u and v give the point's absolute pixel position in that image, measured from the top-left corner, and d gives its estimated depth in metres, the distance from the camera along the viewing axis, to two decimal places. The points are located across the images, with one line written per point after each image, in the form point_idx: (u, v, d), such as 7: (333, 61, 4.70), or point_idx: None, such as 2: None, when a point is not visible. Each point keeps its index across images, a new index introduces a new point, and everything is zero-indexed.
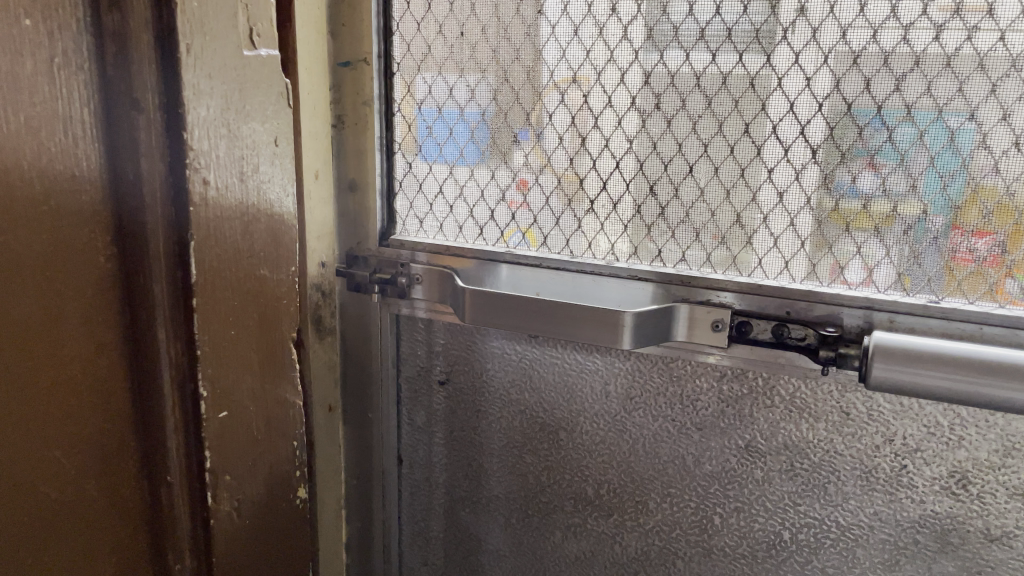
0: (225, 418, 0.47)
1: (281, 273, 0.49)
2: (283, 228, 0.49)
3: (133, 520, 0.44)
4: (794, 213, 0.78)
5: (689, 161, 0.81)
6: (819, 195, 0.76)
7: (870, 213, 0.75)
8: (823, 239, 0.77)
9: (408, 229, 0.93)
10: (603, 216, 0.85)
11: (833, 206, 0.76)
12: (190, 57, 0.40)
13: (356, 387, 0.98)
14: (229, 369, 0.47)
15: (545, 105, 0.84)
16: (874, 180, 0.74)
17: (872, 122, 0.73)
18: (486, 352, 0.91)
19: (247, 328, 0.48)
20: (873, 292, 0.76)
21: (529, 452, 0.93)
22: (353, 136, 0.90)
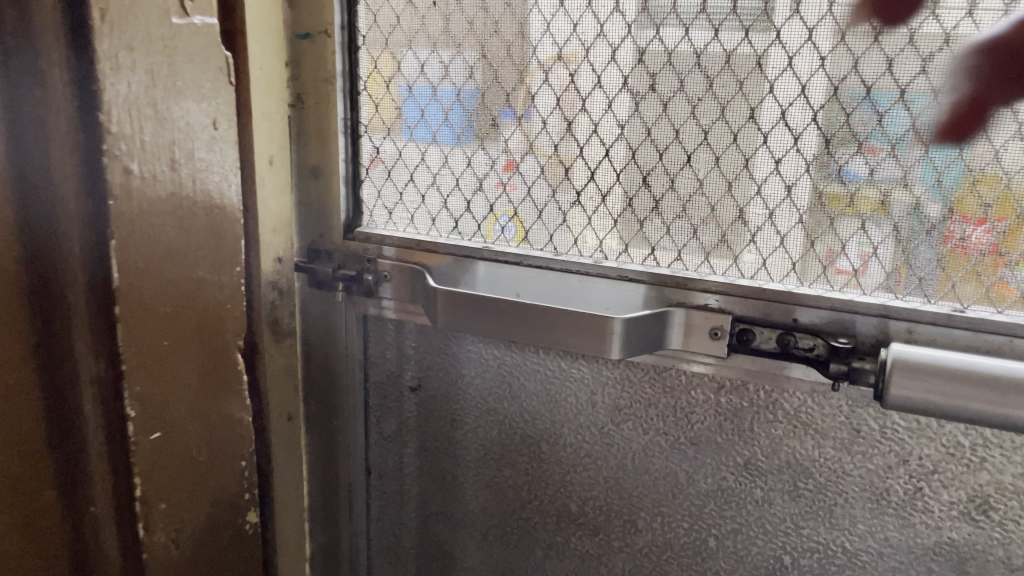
0: (160, 404, 0.50)
1: (222, 269, 0.54)
2: (227, 226, 0.54)
3: (40, 499, 0.47)
4: (803, 208, 0.70)
5: (687, 150, 0.72)
6: (832, 187, 0.68)
7: (890, 208, 0.67)
8: (835, 237, 0.69)
9: (376, 221, 0.84)
10: (591, 209, 0.77)
11: (849, 201, 0.68)
12: (106, 24, 0.42)
13: (318, 395, 0.89)
14: (156, 363, 0.49)
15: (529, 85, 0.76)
16: (894, 170, 0.66)
17: (894, 109, 0.65)
18: (462, 358, 0.83)
19: (178, 323, 0.51)
20: (891, 298, 0.68)
21: (508, 466, 0.85)
22: (315, 117, 0.80)
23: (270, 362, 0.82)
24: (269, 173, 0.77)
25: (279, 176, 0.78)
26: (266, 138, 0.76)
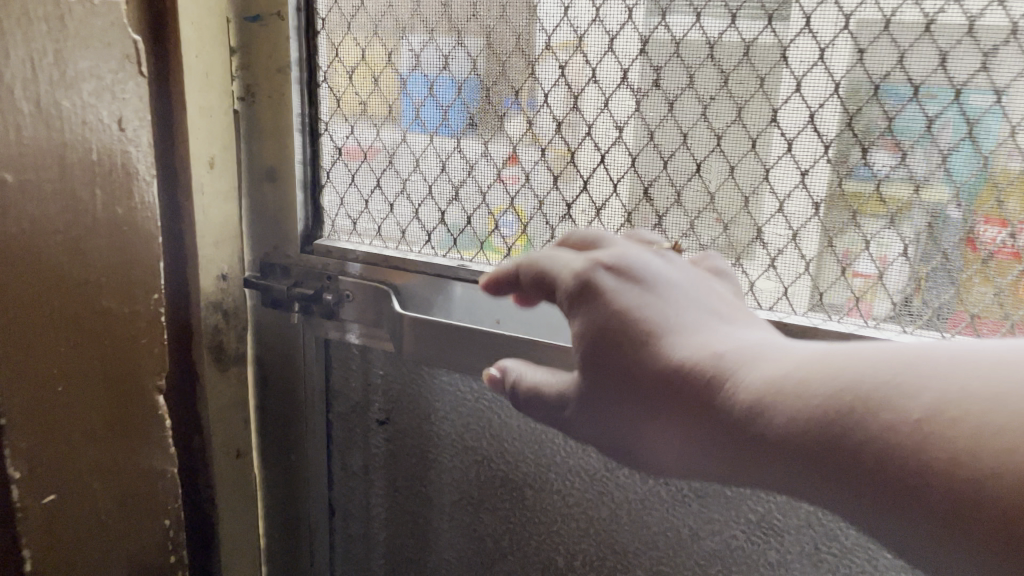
0: (48, 413, 0.48)
1: (141, 266, 0.52)
2: (128, 230, 0.50)
3: None
4: (822, 211, 0.57)
5: (696, 157, 0.60)
6: (853, 178, 0.55)
7: (922, 204, 0.54)
8: (858, 239, 0.56)
9: (339, 232, 0.73)
10: (583, 226, 0.64)
11: (873, 193, 0.55)
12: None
13: (274, 426, 0.79)
14: (53, 369, 0.47)
15: (540, 74, 0.62)
16: (930, 161, 0.53)
17: (911, 105, 0.53)
18: (435, 389, 0.73)
19: (84, 331, 0.49)
20: (902, 329, 0.56)
21: (487, 511, 0.75)
22: (268, 114, 0.69)
23: (214, 390, 0.72)
24: (209, 175, 0.67)
25: (220, 182, 0.69)
26: (202, 134, 0.66)
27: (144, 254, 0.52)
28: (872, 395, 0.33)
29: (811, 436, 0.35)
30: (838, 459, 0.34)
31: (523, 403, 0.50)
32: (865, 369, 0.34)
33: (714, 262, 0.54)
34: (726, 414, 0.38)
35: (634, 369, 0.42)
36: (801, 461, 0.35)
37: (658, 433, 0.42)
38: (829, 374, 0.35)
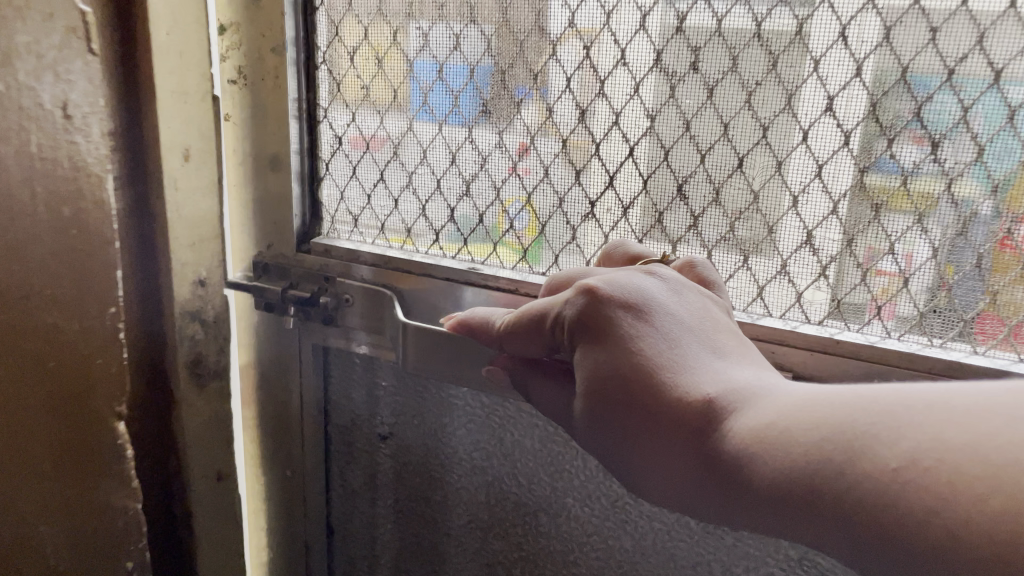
0: None
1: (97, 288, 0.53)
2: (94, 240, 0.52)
3: None
4: (884, 208, 0.50)
5: (738, 152, 0.52)
6: (920, 177, 0.48)
7: (998, 208, 0.47)
8: (924, 245, 0.49)
9: (339, 229, 0.66)
10: (608, 226, 0.57)
11: (943, 192, 0.48)
12: None
13: (269, 438, 0.73)
14: None
15: (563, 55, 0.55)
16: (1011, 160, 0.46)
17: (990, 94, 0.45)
18: (442, 403, 0.66)
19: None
20: (975, 352, 0.49)
21: (498, 539, 0.68)
22: (262, 98, 0.62)
23: (195, 418, 0.65)
24: (188, 169, 0.59)
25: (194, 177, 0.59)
26: (185, 117, 0.57)
27: (110, 268, 0.52)
28: (849, 444, 0.36)
29: (798, 479, 0.37)
30: (812, 499, 0.36)
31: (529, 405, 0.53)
32: (842, 414, 0.37)
33: (704, 271, 0.51)
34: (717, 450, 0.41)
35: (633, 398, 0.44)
36: (790, 502, 0.37)
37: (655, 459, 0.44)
38: (810, 424, 0.38)
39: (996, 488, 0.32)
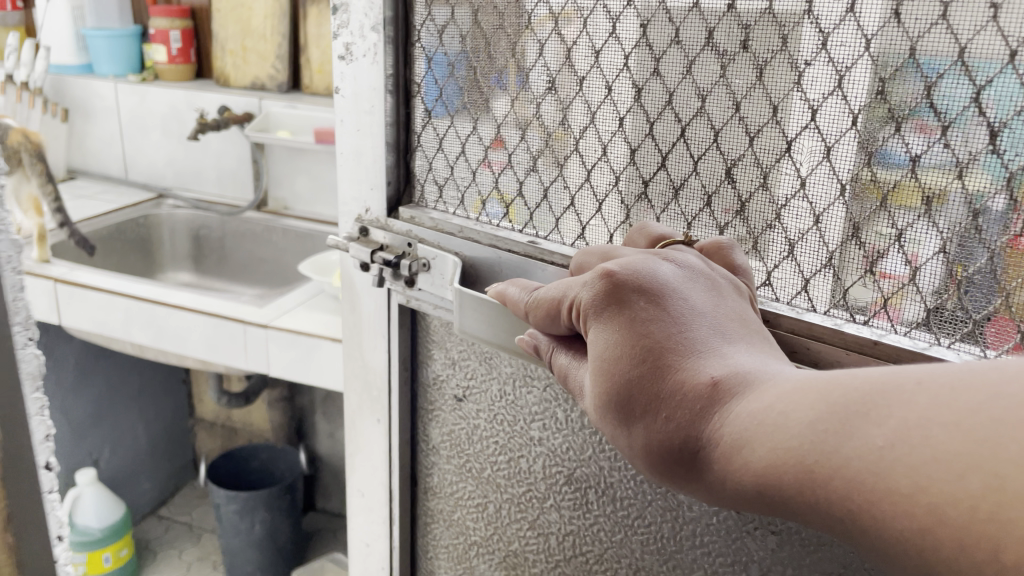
0: None
1: None
2: None
3: None
4: (935, 201, 0.45)
5: (787, 135, 0.50)
6: (977, 167, 0.44)
7: None
8: (979, 243, 0.44)
9: (427, 198, 0.70)
10: (659, 206, 0.57)
11: (1001, 186, 0.43)
12: None
13: (361, 388, 0.79)
14: None
15: (623, 34, 0.55)
16: None
17: None
18: (509, 370, 0.69)
19: None
20: None
21: (553, 509, 0.69)
22: (363, 74, 0.67)
23: None
24: None
25: None
26: None
27: None
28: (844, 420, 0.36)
29: (799, 455, 0.37)
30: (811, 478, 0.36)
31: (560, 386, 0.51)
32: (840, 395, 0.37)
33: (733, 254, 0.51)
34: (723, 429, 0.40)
35: (644, 377, 0.43)
36: (790, 477, 0.37)
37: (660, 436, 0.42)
38: (808, 403, 0.38)
39: (985, 475, 0.32)
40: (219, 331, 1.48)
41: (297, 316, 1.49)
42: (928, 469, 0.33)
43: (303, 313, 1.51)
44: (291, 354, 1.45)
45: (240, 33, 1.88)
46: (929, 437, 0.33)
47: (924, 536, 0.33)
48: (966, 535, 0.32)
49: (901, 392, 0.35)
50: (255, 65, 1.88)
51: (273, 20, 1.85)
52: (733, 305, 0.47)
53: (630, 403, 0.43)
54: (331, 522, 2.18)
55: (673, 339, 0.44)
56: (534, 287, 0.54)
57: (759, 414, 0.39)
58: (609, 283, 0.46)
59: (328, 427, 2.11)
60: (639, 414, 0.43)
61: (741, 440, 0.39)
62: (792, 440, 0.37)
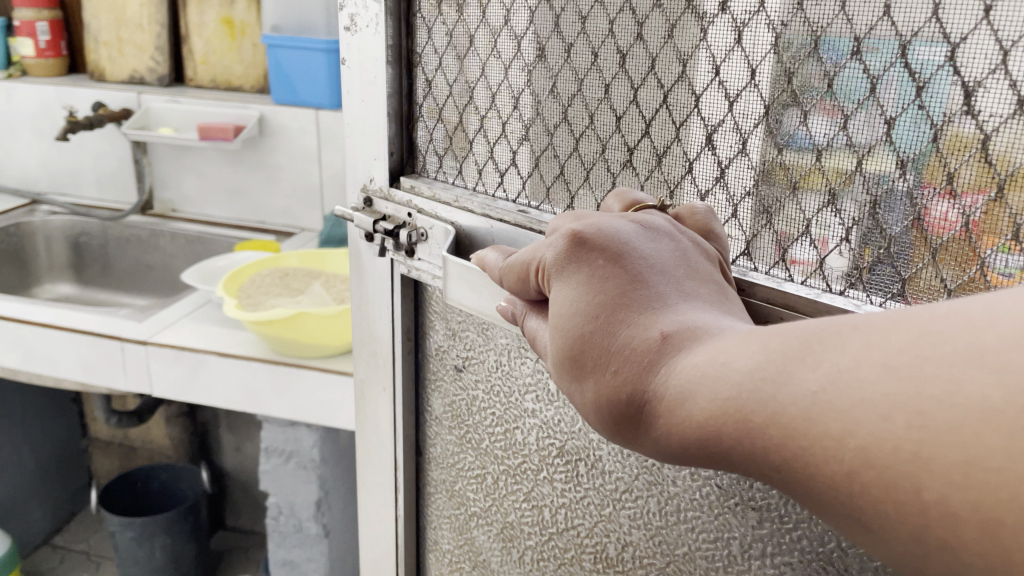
0: None
1: None
2: None
3: None
4: (908, 166, 0.44)
5: (765, 98, 0.48)
6: (950, 130, 0.42)
7: None
8: (955, 211, 0.43)
9: (429, 168, 0.71)
10: (643, 174, 0.56)
11: (976, 150, 0.41)
12: None
13: (368, 357, 0.80)
14: None
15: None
16: None
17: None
18: (502, 342, 0.69)
19: None
20: None
21: (546, 482, 0.69)
22: (366, 44, 0.68)
23: None
24: None
25: None
26: None
27: None
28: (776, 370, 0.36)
29: (733, 408, 0.37)
30: (745, 429, 0.36)
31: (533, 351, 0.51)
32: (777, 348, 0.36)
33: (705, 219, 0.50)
34: (666, 384, 0.40)
35: (596, 334, 0.43)
36: (728, 430, 0.37)
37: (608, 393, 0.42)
38: (747, 353, 0.37)
39: (906, 419, 0.32)
40: (94, 349, 1.45)
41: (179, 333, 1.47)
42: (854, 415, 0.33)
43: (185, 328, 1.49)
44: (175, 372, 1.43)
45: (114, 25, 1.98)
46: (857, 380, 0.33)
47: (851, 479, 0.33)
48: (887, 476, 0.32)
49: (834, 341, 0.35)
50: (133, 56, 1.98)
51: (148, 10, 1.95)
52: (696, 264, 0.47)
53: (582, 358, 0.43)
54: (241, 540, 2.26)
55: (628, 296, 0.43)
56: (512, 253, 0.55)
57: (703, 366, 0.38)
58: (570, 242, 0.46)
59: (230, 439, 2.23)
60: (591, 370, 0.43)
61: (683, 393, 0.39)
62: (727, 392, 0.37)
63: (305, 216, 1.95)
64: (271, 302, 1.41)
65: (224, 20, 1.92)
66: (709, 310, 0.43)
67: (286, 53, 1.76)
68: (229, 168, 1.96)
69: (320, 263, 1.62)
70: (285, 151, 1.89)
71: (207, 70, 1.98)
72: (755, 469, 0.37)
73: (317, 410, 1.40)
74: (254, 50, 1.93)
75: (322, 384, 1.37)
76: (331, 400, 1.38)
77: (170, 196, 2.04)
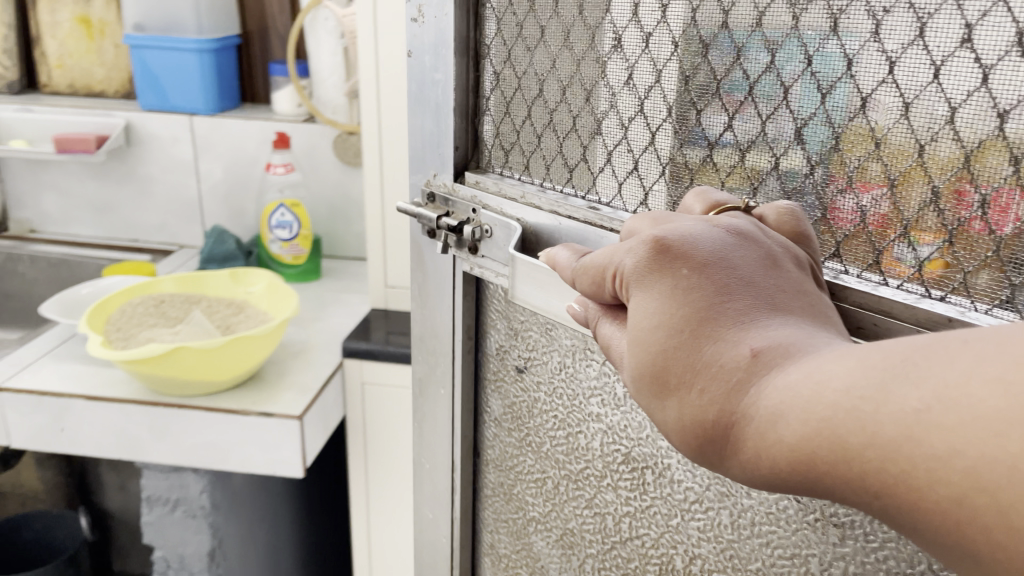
0: None
1: None
2: None
3: None
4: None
5: (861, 90, 0.46)
6: None
7: None
8: None
9: (494, 163, 0.69)
10: (724, 170, 0.53)
11: None
12: None
13: (427, 354, 0.78)
14: None
15: None
16: None
17: None
18: (568, 344, 0.66)
19: None
20: None
21: (610, 489, 0.67)
22: (436, 36, 0.67)
23: None
24: None
25: None
26: None
27: None
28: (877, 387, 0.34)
29: (832, 426, 0.35)
30: (844, 451, 0.35)
31: (603, 354, 0.49)
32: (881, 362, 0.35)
33: (793, 221, 0.48)
34: (758, 404, 0.38)
35: (680, 352, 0.41)
36: (823, 450, 0.36)
37: (693, 413, 0.40)
38: (847, 371, 0.36)
39: None
40: None
41: (39, 375, 1.43)
42: (970, 431, 0.32)
43: (44, 367, 1.47)
44: (37, 418, 1.40)
45: None
46: (973, 396, 0.32)
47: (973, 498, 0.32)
48: (1007, 497, 0.31)
49: (942, 355, 0.34)
50: None
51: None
52: (784, 272, 0.44)
53: (665, 376, 0.41)
54: None
55: (713, 311, 0.41)
56: (585, 254, 0.53)
57: (796, 385, 0.37)
58: (648, 250, 0.43)
59: (111, 477, 1.79)
60: (674, 389, 0.41)
61: (776, 413, 0.37)
62: (822, 411, 0.36)
63: (181, 232, 1.99)
64: (146, 334, 1.39)
65: (82, 19, 1.91)
66: (800, 323, 0.41)
67: (151, 54, 1.81)
68: (94, 181, 1.97)
69: (196, 287, 1.59)
70: (157, 163, 1.93)
71: (62, 74, 1.97)
72: (851, 491, 0.36)
73: (204, 455, 1.40)
74: (114, 51, 1.94)
75: (203, 425, 1.38)
76: (223, 441, 1.38)
77: (27, 215, 2.02)
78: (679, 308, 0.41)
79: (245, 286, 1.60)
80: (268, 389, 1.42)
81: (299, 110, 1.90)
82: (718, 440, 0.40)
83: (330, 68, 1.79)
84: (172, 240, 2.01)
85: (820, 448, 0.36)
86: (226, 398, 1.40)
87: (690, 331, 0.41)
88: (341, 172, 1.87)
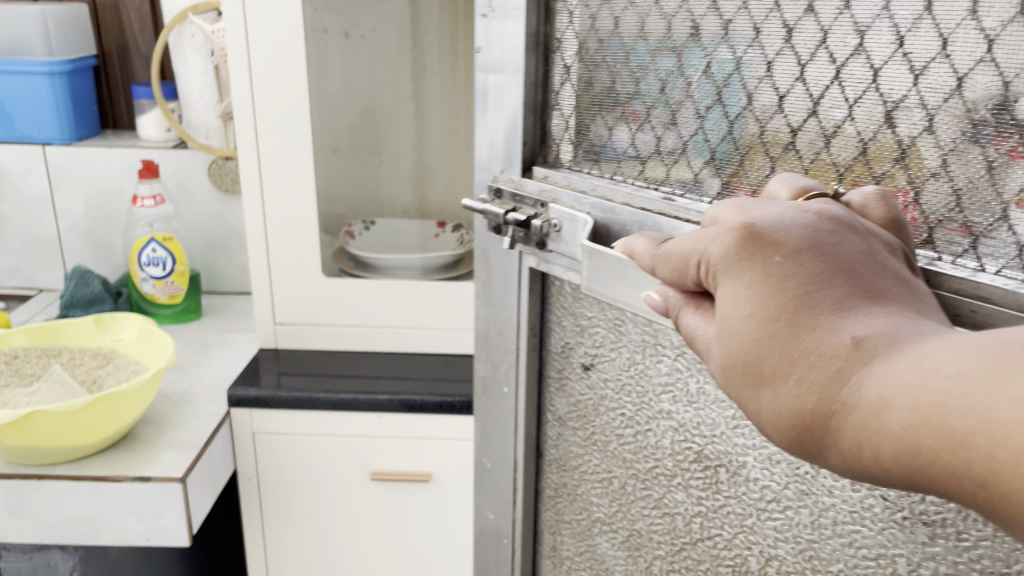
0: None
1: None
2: None
3: None
4: None
5: (954, 70, 0.44)
6: None
7: None
8: None
9: (563, 158, 0.69)
10: (807, 156, 0.52)
11: None
12: None
13: (492, 350, 0.78)
14: None
15: None
16: None
17: None
18: (636, 339, 0.65)
19: None
20: None
21: (679, 488, 0.66)
22: (506, 32, 0.67)
23: None
24: None
25: None
26: None
27: None
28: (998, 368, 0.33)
29: (944, 414, 0.34)
30: (954, 441, 0.34)
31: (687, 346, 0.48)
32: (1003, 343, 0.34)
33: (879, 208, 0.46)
34: (860, 392, 0.37)
35: (776, 343, 0.40)
36: (932, 439, 0.35)
37: (790, 403, 0.40)
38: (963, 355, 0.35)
39: None
40: None
41: None
42: None
43: None
44: None
45: None
46: None
47: None
48: None
49: None
50: None
51: None
52: (880, 260, 0.43)
53: (759, 366, 0.40)
54: None
55: (811, 300, 0.40)
56: (664, 242, 0.52)
57: (904, 372, 0.36)
58: (736, 238, 0.43)
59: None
60: (769, 380, 0.40)
61: (880, 401, 0.36)
62: (932, 398, 0.35)
63: (36, 274, 2.12)
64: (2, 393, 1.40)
65: None
66: (904, 310, 0.40)
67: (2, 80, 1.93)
68: None
69: (53, 338, 1.61)
70: (11, 202, 2.04)
71: None
72: (959, 484, 0.34)
73: (64, 531, 1.41)
74: None
75: (67, 498, 1.39)
76: (94, 514, 1.40)
77: None
78: (774, 297, 0.40)
79: (111, 334, 1.64)
80: (143, 452, 1.46)
81: (165, 135, 2.04)
82: (816, 430, 0.39)
83: (198, 88, 1.90)
84: (25, 282, 2.13)
85: (930, 439, 0.35)
86: (88, 466, 1.41)
87: (787, 321, 0.40)
88: (220, 202, 2.04)
